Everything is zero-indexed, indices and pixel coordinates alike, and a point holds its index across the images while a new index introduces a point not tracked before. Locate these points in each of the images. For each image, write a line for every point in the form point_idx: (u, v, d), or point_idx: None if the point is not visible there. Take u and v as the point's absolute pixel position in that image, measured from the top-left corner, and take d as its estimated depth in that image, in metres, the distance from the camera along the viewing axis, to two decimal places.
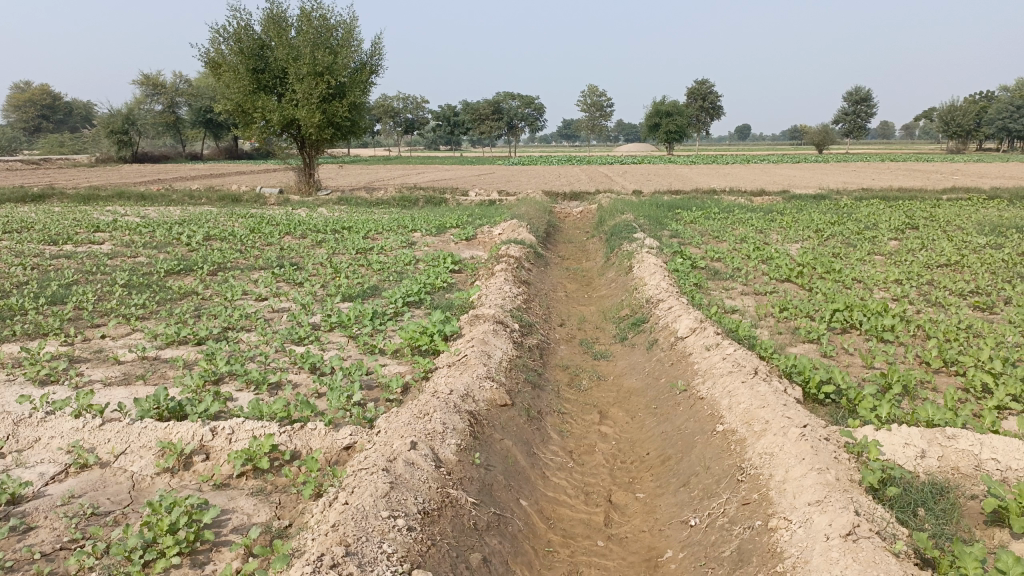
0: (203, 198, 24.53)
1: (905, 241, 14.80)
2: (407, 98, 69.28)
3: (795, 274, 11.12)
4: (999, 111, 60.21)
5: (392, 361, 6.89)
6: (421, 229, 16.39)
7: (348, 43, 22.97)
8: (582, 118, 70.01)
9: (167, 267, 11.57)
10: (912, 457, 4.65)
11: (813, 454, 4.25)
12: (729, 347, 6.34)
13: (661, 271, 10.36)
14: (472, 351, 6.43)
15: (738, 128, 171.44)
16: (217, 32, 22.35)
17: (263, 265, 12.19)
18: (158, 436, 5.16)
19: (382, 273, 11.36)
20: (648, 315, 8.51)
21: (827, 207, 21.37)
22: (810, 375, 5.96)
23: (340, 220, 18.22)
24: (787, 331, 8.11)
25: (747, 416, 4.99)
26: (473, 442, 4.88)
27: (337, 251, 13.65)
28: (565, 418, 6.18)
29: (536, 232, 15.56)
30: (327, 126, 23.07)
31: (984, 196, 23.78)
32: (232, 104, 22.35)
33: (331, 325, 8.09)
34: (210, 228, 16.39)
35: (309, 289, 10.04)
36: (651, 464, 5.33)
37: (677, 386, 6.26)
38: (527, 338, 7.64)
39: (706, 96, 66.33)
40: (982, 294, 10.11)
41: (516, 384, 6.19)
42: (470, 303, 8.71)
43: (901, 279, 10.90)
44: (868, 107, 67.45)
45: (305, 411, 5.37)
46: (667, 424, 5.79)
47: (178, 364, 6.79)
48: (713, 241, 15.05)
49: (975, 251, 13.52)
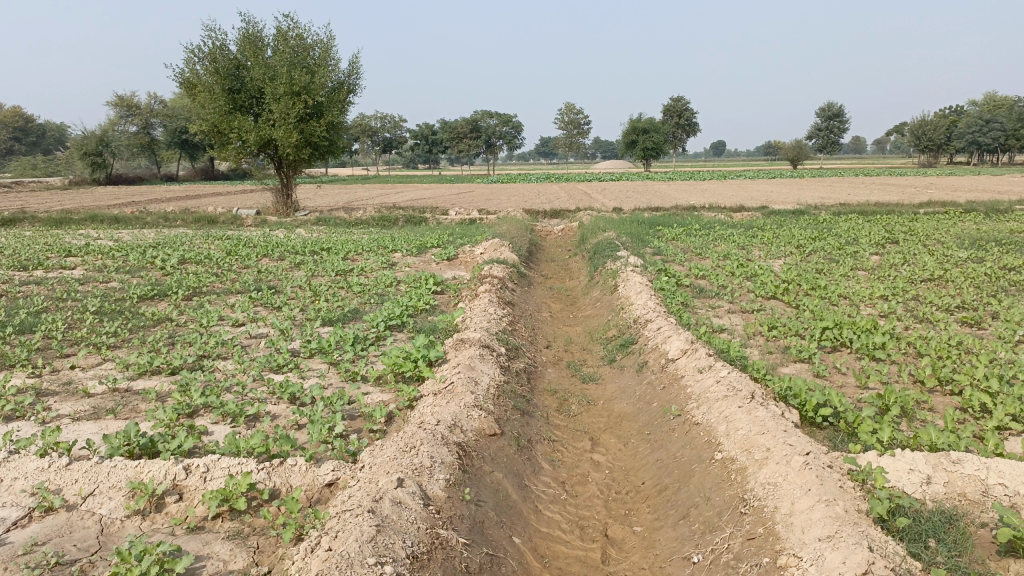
0: (178, 220, 24.13)
1: (887, 256, 14.80)
2: (385, 117, 69.19)
3: (781, 290, 11.02)
4: (969, 126, 61.06)
5: (375, 390, 6.65)
6: (402, 250, 16.17)
7: (326, 62, 22.79)
8: (560, 136, 70.22)
9: (140, 293, 11.26)
10: (918, 483, 4.48)
11: (819, 484, 4.08)
12: (723, 369, 6.16)
13: (648, 290, 10.23)
14: (459, 378, 6.21)
15: (713, 145, 173.24)
16: (192, 53, 22.11)
17: (240, 289, 11.91)
18: (128, 475, 4.88)
19: (362, 296, 11.12)
20: (636, 336, 8.34)
21: (807, 222, 21.45)
22: (805, 398, 5.79)
23: (319, 241, 17.96)
24: (778, 351, 7.97)
25: (746, 443, 4.82)
26: (462, 476, 4.66)
27: (316, 272, 13.39)
28: (556, 446, 5.96)
29: (518, 251, 15.40)
30: (304, 146, 22.82)
31: (960, 209, 23.96)
32: (208, 125, 22.08)
33: (311, 351, 7.84)
34: (185, 250, 16.06)
35: (288, 314, 9.79)
36: (647, 495, 5.13)
37: (671, 411, 6.07)
38: (513, 362, 7.43)
39: (682, 112, 66.90)
40: (969, 309, 10.05)
41: (505, 411, 5.98)
42: (454, 326, 8.49)
43: (887, 295, 10.83)
44: (841, 123, 68.37)
45: (285, 445, 5.13)
46: (662, 451, 5.60)
47: (151, 397, 6.51)
48: (696, 258, 14.97)
49: (958, 265, 13.52)
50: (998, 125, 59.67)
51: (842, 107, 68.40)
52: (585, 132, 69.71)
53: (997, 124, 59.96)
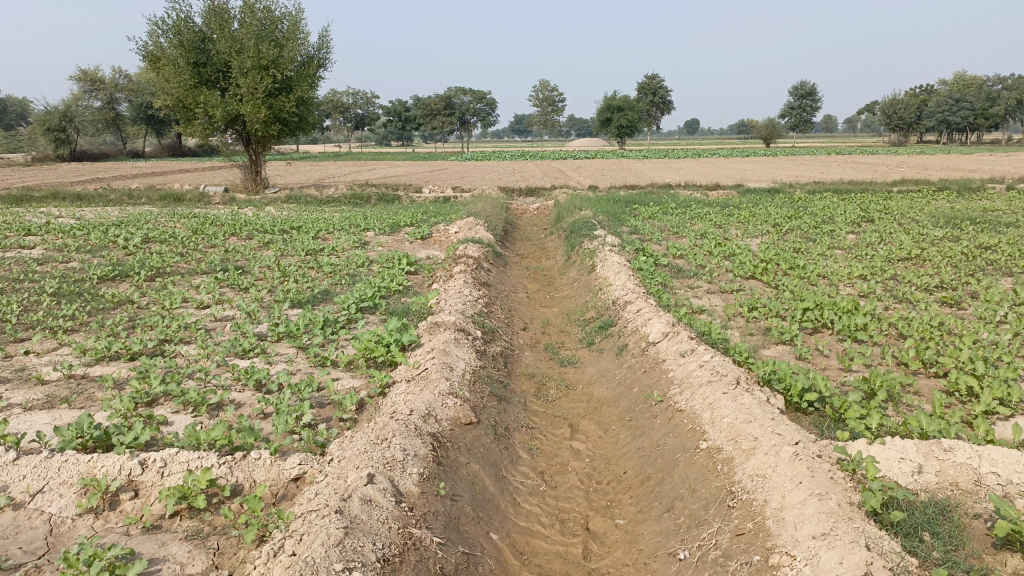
0: (143, 198, 23.50)
1: (863, 235, 14.73)
2: (357, 93, 68.03)
3: (760, 270, 10.86)
4: (939, 105, 61.36)
5: (345, 376, 6.37)
6: (374, 229, 15.83)
7: (294, 35, 22.19)
8: (534, 113, 69.64)
9: (100, 274, 10.82)
10: (910, 473, 4.33)
11: (810, 476, 3.90)
12: (705, 354, 5.97)
13: (626, 270, 10.02)
14: (433, 363, 5.95)
15: (688, 124, 173.38)
16: (154, 25, 21.40)
17: (206, 269, 11.52)
18: (80, 470, 4.56)
19: (333, 277, 10.80)
20: (615, 319, 8.13)
21: (782, 201, 21.42)
22: (791, 383, 5.61)
23: (289, 219, 17.56)
24: (759, 332, 7.81)
25: (733, 431, 4.63)
26: (436, 470, 4.42)
27: (285, 252, 13.00)
28: (534, 433, 5.75)
29: (493, 230, 15.12)
30: (273, 122, 22.26)
31: (933, 188, 24.01)
32: (172, 99, 21.38)
33: (279, 335, 7.52)
34: (150, 229, 15.57)
35: (255, 295, 9.46)
36: (630, 485, 4.94)
37: (653, 396, 5.87)
38: (490, 345, 7.18)
39: (656, 90, 66.68)
40: (947, 289, 9.97)
41: (481, 398, 5.74)
42: (427, 308, 8.21)
43: (866, 275, 10.71)
44: (813, 101, 68.65)
45: (249, 437, 4.85)
46: (644, 439, 5.41)
47: (108, 385, 6.17)
48: (673, 237, 14.80)
49: (934, 244, 13.48)
50: (967, 104, 60.17)
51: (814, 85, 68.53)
52: (559, 109, 69.28)
53: (966, 103, 60.49)
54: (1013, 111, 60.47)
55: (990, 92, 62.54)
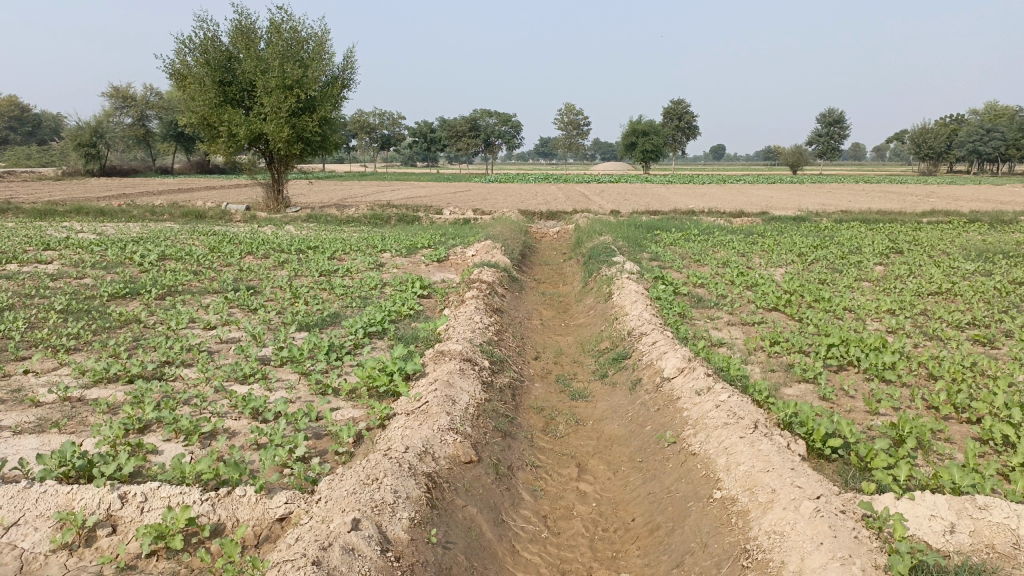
0: (165, 214, 23.58)
1: (891, 267, 14.31)
2: (383, 114, 68.54)
3: (783, 302, 10.51)
4: (969, 135, 60.59)
5: (345, 405, 6.13)
6: (391, 250, 15.68)
7: (320, 56, 22.26)
8: (559, 136, 69.67)
9: (112, 291, 10.71)
10: (941, 532, 3.98)
11: (832, 538, 3.60)
12: (723, 393, 5.65)
13: (643, 299, 9.73)
14: (434, 396, 5.68)
15: (714, 150, 172.96)
16: (182, 44, 21.58)
17: (218, 289, 11.38)
18: (57, 503, 4.33)
19: (344, 299, 10.61)
20: (630, 350, 7.83)
21: (808, 229, 21.01)
22: (813, 427, 5.28)
23: (307, 238, 17.48)
24: (781, 369, 7.47)
25: (749, 481, 4.33)
26: (428, 514, 4.14)
27: (300, 273, 12.85)
28: (538, 473, 5.45)
29: (511, 253, 14.90)
30: (296, 142, 22.29)
31: (964, 220, 23.50)
32: (197, 117, 21.51)
33: (282, 360, 7.30)
34: (167, 246, 15.53)
35: (263, 317, 9.27)
36: (638, 534, 4.63)
37: (665, 437, 5.56)
38: (497, 377, 6.91)
39: (682, 115, 66.40)
40: (980, 326, 9.55)
41: (484, 435, 5.46)
42: (436, 335, 7.96)
43: (894, 309, 10.32)
44: (840, 129, 68.10)
45: (235, 471, 4.61)
46: (655, 484, 5.10)
47: (101, 409, 5.97)
48: (695, 265, 14.48)
49: (965, 278, 13.04)
50: (998, 135, 59.31)
51: (842, 113, 67.85)
52: (584, 133, 69.25)
53: (997, 133, 59.69)
54: None
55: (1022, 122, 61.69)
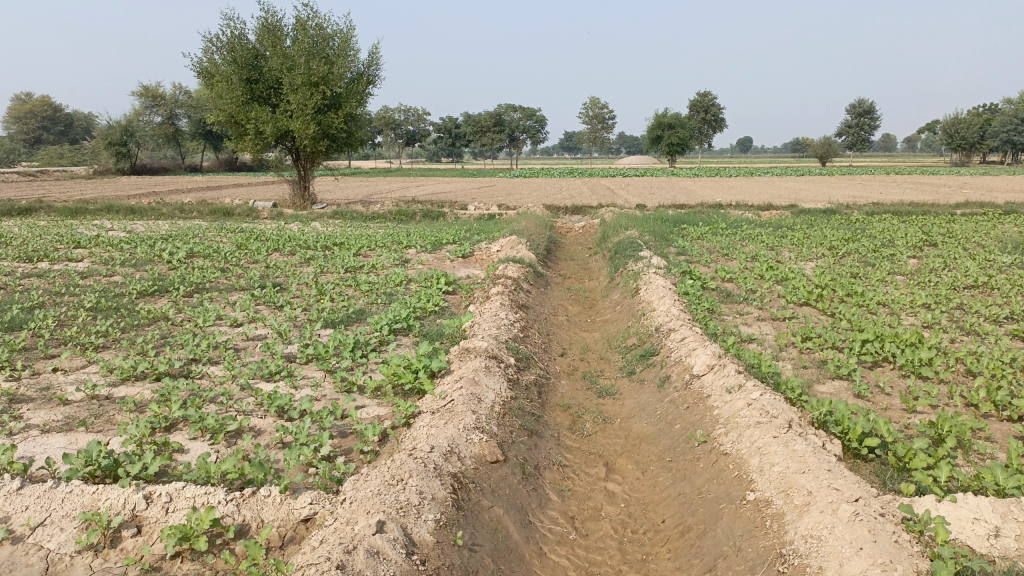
0: (193, 212, 23.78)
1: (926, 259, 13.99)
2: (408, 110, 68.69)
3: (815, 297, 10.29)
4: (1004, 124, 59.37)
5: (370, 403, 6.08)
6: (416, 246, 15.65)
7: (345, 52, 22.29)
8: (584, 130, 69.29)
9: (140, 288, 10.79)
10: (985, 537, 3.82)
11: (873, 543, 3.48)
12: (754, 391, 5.52)
13: (671, 294, 9.59)
14: (460, 394, 5.61)
15: (741, 142, 171.16)
16: (209, 42, 21.71)
17: (244, 285, 11.41)
18: (83, 503, 4.32)
19: (370, 296, 10.60)
20: (658, 347, 7.70)
21: (838, 222, 20.65)
22: (849, 426, 5.12)
23: (333, 235, 17.52)
24: (814, 365, 7.30)
25: (783, 483, 4.21)
26: (455, 516, 4.07)
27: (325, 269, 12.86)
28: (566, 473, 5.36)
29: (536, 248, 14.81)
30: (321, 138, 22.36)
31: (1000, 211, 22.97)
32: (224, 115, 21.64)
33: (307, 357, 7.27)
34: (195, 244, 15.64)
35: (289, 314, 9.26)
36: (668, 536, 4.52)
37: (696, 436, 5.44)
38: (523, 374, 6.82)
39: (708, 107, 65.77)
40: (1019, 320, 9.28)
41: (510, 433, 5.38)
42: (461, 332, 7.89)
43: (929, 303, 10.07)
44: (871, 120, 66.93)
45: (260, 471, 4.57)
46: (685, 484, 4.98)
47: (128, 407, 5.98)
48: (723, 259, 14.27)
49: (1002, 271, 12.71)
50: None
51: (873, 103, 66.69)
52: (609, 127, 68.83)
53: None
54: None
55: None
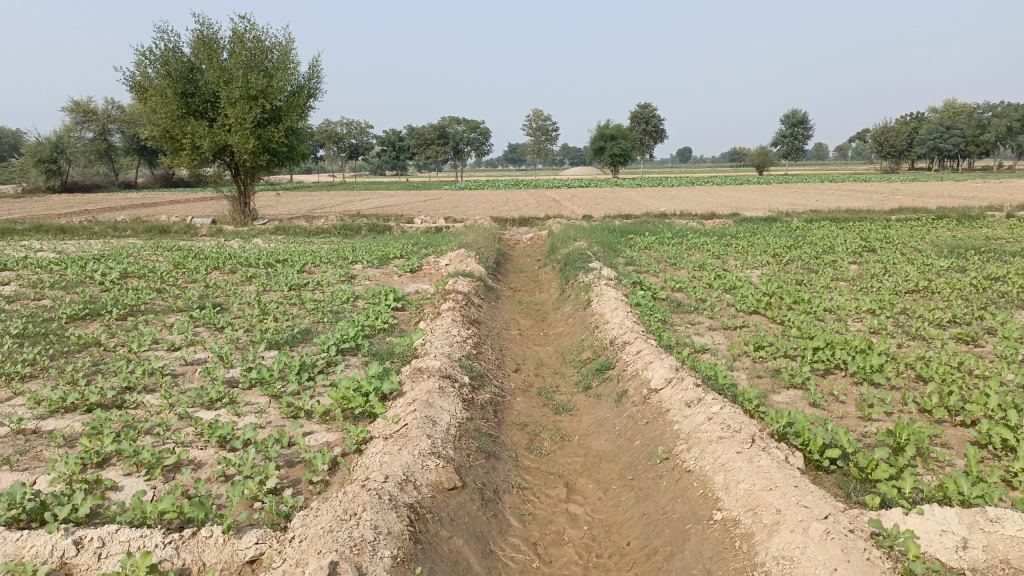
0: (128, 230, 22.96)
1: (867, 265, 14.29)
2: (350, 123, 67.96)
3: (764, 305, 10.34)
4: (931, 132, 61.73)
5: (319, 429, 5.81)
6: (363, 261, 15.33)
7: (284, 65, 21.86)
8: (528, 142, 69.57)
9: (70, 312, 10.25)
10: (953, 549, 3.76)
11: (846, 563, 3.39)
12: (715, 405, 5.43)
13: (624, 306, 9.52)
14: (414, 418, 5.38)
15: (682, 152, 174.30)
16: (143, 56, 21.03)
17: (182, 307, 10.96)
18: (6, 552, 3.97)
19: (315, 314, 10.28)
20: (613, 360, 7.59)
21: (780, 230, 21.07)
22: (810, 438, 5.06)
23: (275, 251, 17.05)
24: (768, 374, 7.27)
25: (751, 501, 4.11)
26: (412, 550, 3.85)
27: (268, 287, 12.46)
28: (526, 496, 5.18)
29: (485, 261, 14.64)
30: (262, 153, 21.82)
31: (932, 216, 23.74)
32: (159, 130, 20.94)
33: (250, 382, 6.94)
34: (130, 263, 15.01)
35: (230, 336, 8.89)
36: (634, 560, 4.38)
37: (657, 453, 5.32)
38: (478, 393, 6.62)
39: (649, 119, 66.78)
40: (961, 324, 9.47)
41: (467, 457, 5.18)
42: (412, 350, 7.65)
43: (874, 309, 10.21)
44: (805, 130, 68.81)
45: (200, 510, 4.26)
46: (649, 504, 4.85)
47: (56, 442, 5.59)
48: (671, 268, 14.33)
49: (940, 275, 13.03)
50: (958, 132, 60.46)
51: (806, 113, 68.69)
52: (553, 138, 69.27)
53: (957, 130, 61.23)
54: (1004, 139, 60.70)
55: (981, 119, 63.19)
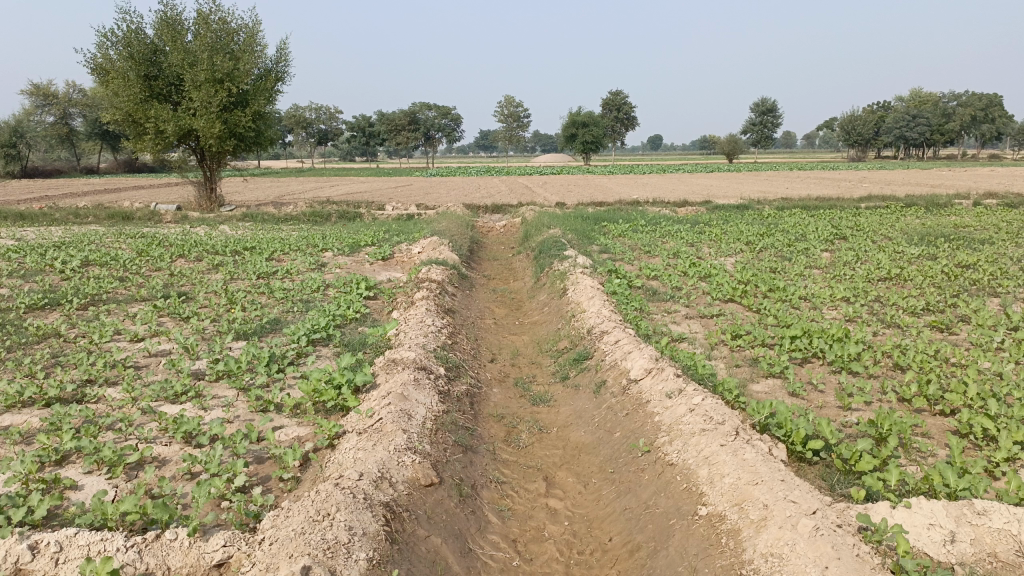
0: (89, 216, 22.36)
1: (839, 252, 14.33)
2: (319, 109, 67.02)
3: (739, 293, 10.28)
4: (897, 121, 62.51)
5: (289, 424, 5.61)
6: (333, 248, 15.05)
7: (251, 48, 21.38)
8: (499, 129, 69.22)
9: (29, 302, 9.88)
10: (942, 543, 3.69)
11: (837, 560, 3.30)
12: (696, 396, 5.33)
13: (600, 294, 9.41)
14: (389, 411, 5.21)
15: (652, 139, 174.93)
16: (104, 37, 20.41)
17: (146, 296, 10.64)
18: None
19: (285, 303, 10.03)
20: (591, 351, 7.47)
21: (752, 217, 21.11)
22: (792, 429, 4.98)
23: (243, 239, 16.69)
24: (746, 363, 7.20)
25: (737, 496, 4.01)
26: (388, 552, 3.70)
27: (235, 276, 12.15)
28: (504, 491, 5.04)
29: (459, 249, 14.45)
30: (228, 138, 21.33)
31: (901, 204, 23.97)
32: (121, 114, 20.35)
33: (217, 374, 6.70)
34: (92, 251, 14.58)
35: (196, 326, 8.62)
36: (617, 556, 4.26)
37: (639, 446, 5.21)
38: (454, 385, 6.46)
39: (621, 106, 66.75)
40: (935, 312, 9.49)
41: (444, 452, 5.03)
42: (386, 340, 7.46)
43: (849, 297, 10.19)
44: (774, 118, 69.26)
45: (164, 512, 4.05)
46: (631, 498, 4.74)
47: (12, 440, 5.32)
48: (645, 256, 14.26)
49: (912, 263, 13.10)
50: (924, 121, 61.29)
51: (775, 101, 69.19)
52: (525, 125, 68.98)
53: (923, 119, 62.06)
54: (968, 127, 61.61)
55: (946, 108, 64.11)
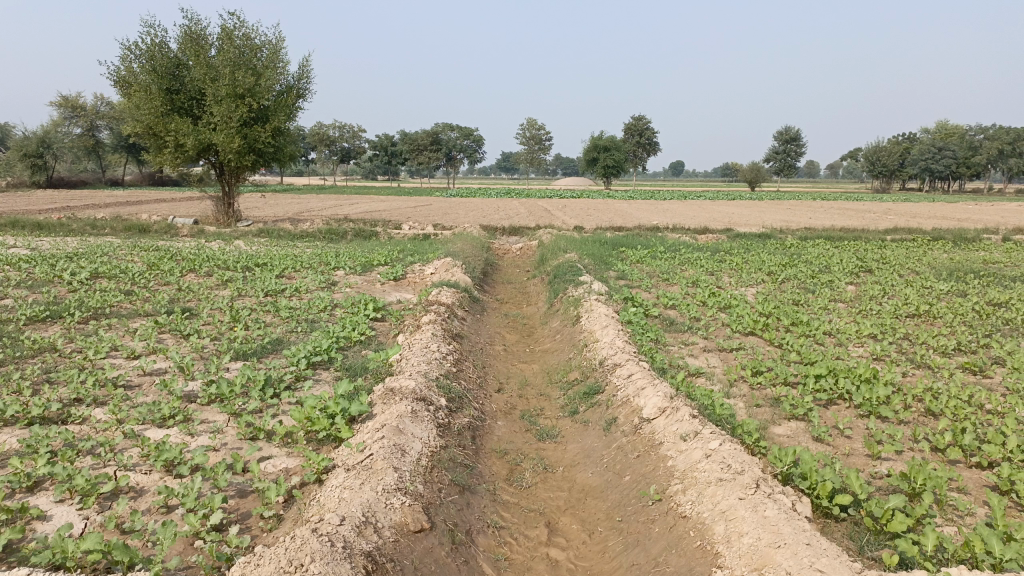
0: (106, 228, 22.32)
1: (864, 286, 13.87)
2: (343, 127, 67.37)
3: (760, 326, 9.84)
4: (922, 154, 61.93)
5: (277, 454, 5.28)
6: (345, 267, 14.80)
7: (274, 64, 21.40)
8: (521, 151, 69.21)
9: (30, 314, 9.66)
10: None
11: None
12: (713, 440, 4.94)
13: (615, 323, 9.03)
14: (382, 446, 4.87)
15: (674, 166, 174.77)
16: (128, 50, 20.48)
17: (150, 311, 10.39)
18: None
19: (290, 323, 9.74)
20: (602, 384, 7.09)
21: (773, 246, 20.68)
22: (817, 481, 4.56)
23: (256, 254, 16.50)
24: (767, 403, 6.78)
25: (757, 560, 3.62)
26: None
27: (243, 293, 11.89)
28: (502, 537, 4.67)
29: (472, 271, 14.15)
30: (248, 153, 21.29)
31: (927, 237, 23.45)
32: (142, 127, 20.35)
33: (209, 398, 6.39)
34: (102, 263, 14.42)
35: (195, 344, 8.33)
36: None
37: (650, 493, 4.82)
38: (456, 417, 6.10)
39: (643, 132, 66.50)
40: (967, 353, 9.03)
41: (438, 492, 4.67)
42: (387, 366, 7.12)
43: (876, 334, 9.73)
44: (797, 147, 68.64)
45: (127, 553, 3.69)
46: (639, 552, 4.36)
47: None
48: (663, 284, 13.88)
49: (941, 299, 12.63)
50: (950, 153, 60.73)
51: (799, 130, 68.68)
52: (546, 148, 68.95)
53: (948, 151, 61.29)
54: (996, 160, 60.86)
55: (971, 141, 63.26)
